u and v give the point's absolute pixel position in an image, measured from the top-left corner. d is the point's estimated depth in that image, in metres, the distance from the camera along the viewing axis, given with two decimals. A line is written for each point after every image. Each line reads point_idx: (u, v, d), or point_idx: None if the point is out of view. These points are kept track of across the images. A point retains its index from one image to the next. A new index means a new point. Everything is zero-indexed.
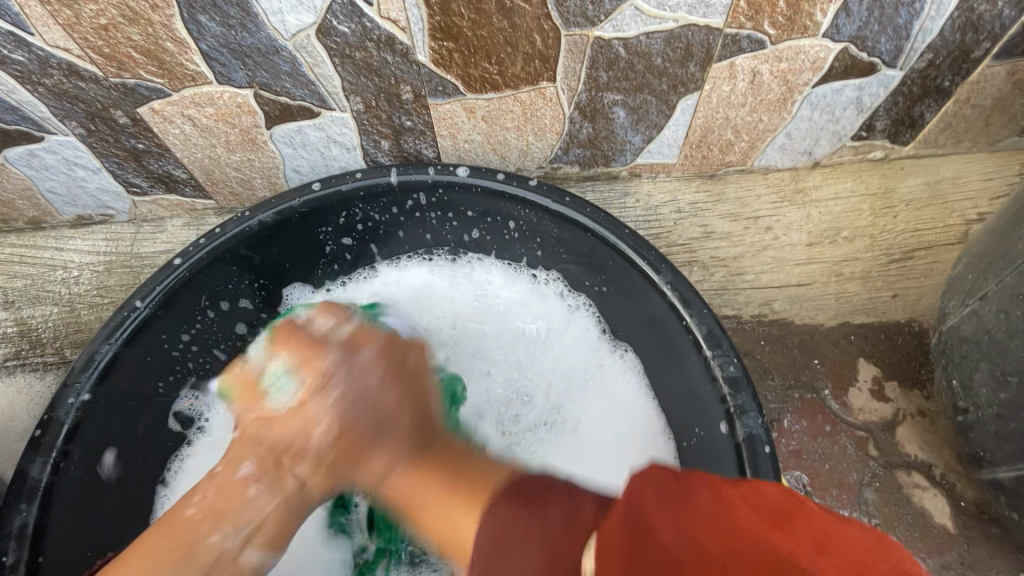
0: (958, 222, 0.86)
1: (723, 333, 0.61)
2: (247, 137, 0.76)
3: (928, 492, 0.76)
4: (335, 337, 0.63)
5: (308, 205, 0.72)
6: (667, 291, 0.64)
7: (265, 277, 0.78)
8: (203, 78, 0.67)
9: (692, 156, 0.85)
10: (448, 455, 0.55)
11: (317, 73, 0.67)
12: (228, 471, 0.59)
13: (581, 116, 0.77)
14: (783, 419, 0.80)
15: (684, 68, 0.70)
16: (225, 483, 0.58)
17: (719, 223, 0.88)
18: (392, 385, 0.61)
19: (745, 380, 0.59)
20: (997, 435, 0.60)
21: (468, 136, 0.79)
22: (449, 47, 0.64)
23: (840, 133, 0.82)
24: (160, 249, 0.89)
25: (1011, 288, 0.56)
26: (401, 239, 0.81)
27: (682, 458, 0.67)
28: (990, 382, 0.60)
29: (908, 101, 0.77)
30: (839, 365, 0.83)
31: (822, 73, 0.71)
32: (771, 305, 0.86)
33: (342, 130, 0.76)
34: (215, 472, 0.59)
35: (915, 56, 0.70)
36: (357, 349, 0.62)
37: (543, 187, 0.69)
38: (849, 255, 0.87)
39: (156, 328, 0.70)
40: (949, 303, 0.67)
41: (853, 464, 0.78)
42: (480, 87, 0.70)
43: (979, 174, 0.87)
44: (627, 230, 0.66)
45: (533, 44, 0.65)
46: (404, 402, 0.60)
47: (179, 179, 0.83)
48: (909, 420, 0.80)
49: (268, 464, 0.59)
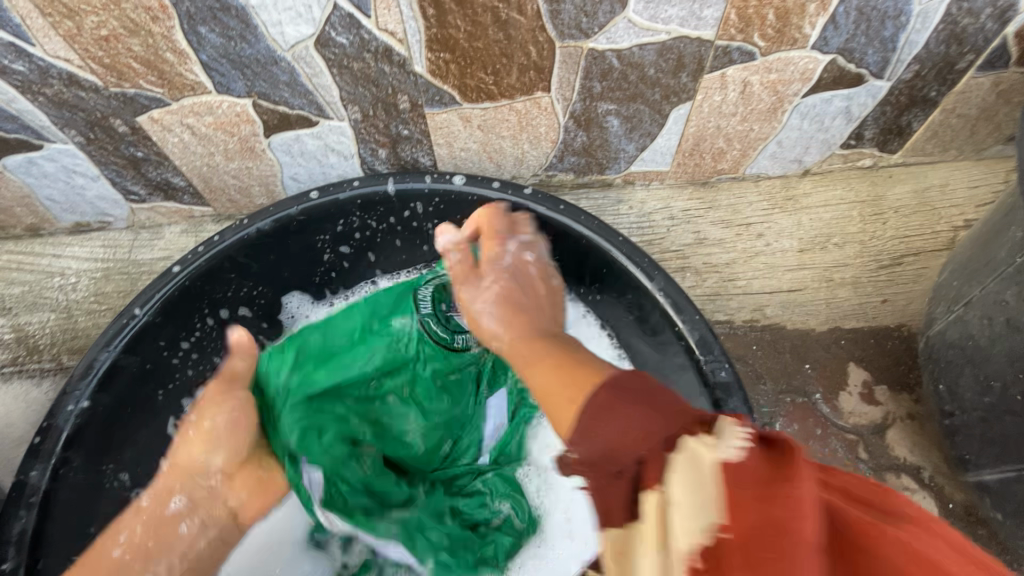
0: (946, 228, 0.88)
1: (715, 339, 0.62)
2: (245, 146, 0.77)
3: (916, 494, 0.78)
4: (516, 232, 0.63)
5: (305, 213, 0.73)
6: (659, 298, 0.65)
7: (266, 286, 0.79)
8: (202, 88, 0.67)
9: (685, 164, 0.87)
10: (569, 344, 0.50)
11: (315, 83, 0.68)
12: (156, 507, 0.59)
13: (575, 125, 0.78)
14: (775, 423, 0.82)
15: (676, 78, 0.71)
16: (154, 520, 0.59)
17: (711, 230, 0.90)
18: (527, 287, 0.58)
19: (736, 385, 0.60)
20: (983, 438, 0.62)
21: (464, 144, 0.80)
22: (446, 59, 0.66)
23: (829, 142, 0.84)
24: (158, 256, 0.90)
25: (995, 294, 0.58)
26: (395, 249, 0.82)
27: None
28: (976, 386, 0.61)
29: (895, 110, 0.79)
30: (830, 370, 0.84)
31: (811, 84, 0.73)
32: (763, 310, 0.87)
33: (339, 138, 0.77)
34: (142, 507, 0.60)
35: (902, 67, 0.71)
36: (525, 244, 0.62)
37: (538, 196, 0.70)
38: (839, 262, 0.89)
39: (153, 335, 0.70)
40: (936, 309, 0.68)
41: (844, 467, 0.79)
42: (476, 97, 0.72)
43: (966, 181, 0.89)
44: (620, 238, 0.67)
45: (528, 56, 0.66)
46: (551, 297, 0.59)
47: (177, 187, 0.84)
48: (898, 423, 0.81)
49: (198, 501, 0.61)
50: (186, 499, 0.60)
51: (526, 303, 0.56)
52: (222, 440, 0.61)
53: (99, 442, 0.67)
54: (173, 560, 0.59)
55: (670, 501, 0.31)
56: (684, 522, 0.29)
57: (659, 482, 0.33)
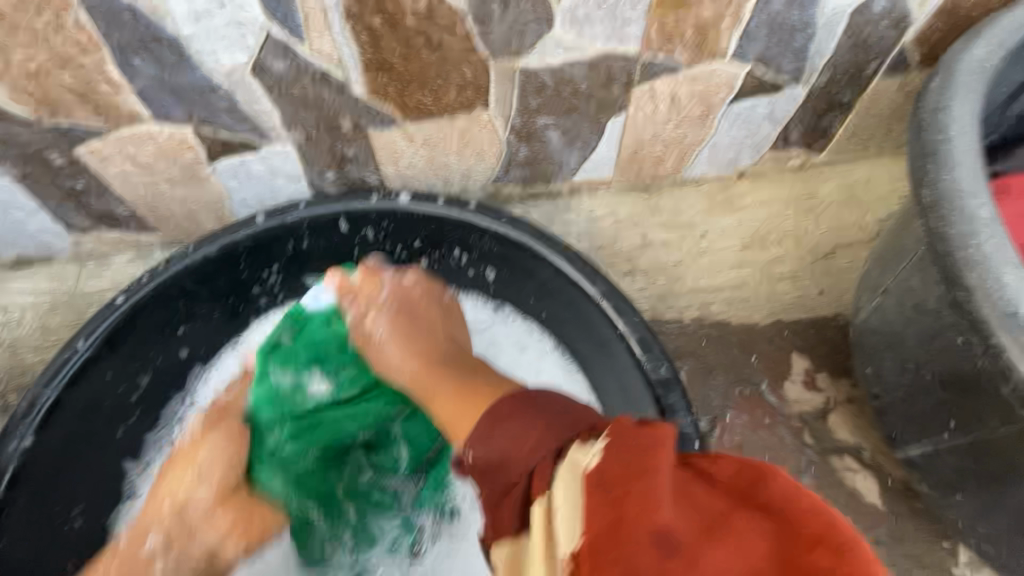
0: (872, 221, 0.93)
1: (652, 337, 0.66)
2: (189, 172, 0.77)
3: (859, 474, 0.82)
4: (389, 269, 0.72)
5: (253, 238, 0.74)
6: (601, 302, 0.69)
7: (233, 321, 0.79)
8: (141, 118, 0.68)
9: (627, 171, 0.90)
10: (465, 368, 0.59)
11: (255, 109, 0.69)
12: (133, 545, 0.64)
13: (517, 139, 0.80)
14: (725, 415, 0.85)
15: (608, 92, 0.74)
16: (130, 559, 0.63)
17: (657, 233, 0.93)
18: (424, 303, 0.69)
19: (675, 381, 0.64)
20: (905, 416, 0.66)
21: (410, 162, 0.82)
22: (383, 81, 0.67)
23: (759, 145, 0.89)
24: (106, 286, 0.89)
25: (905, 282, 0.62)
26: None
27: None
28: (895, 367, 0.65)
29: (815, 113, 0.84)
30: (775, 360, 0.88)
31: (734, 92, 0.77)
32: (710, 307, 0.91)
33: (285, 161, 0.78)
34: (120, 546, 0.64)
35: (815, 74, 0.76)
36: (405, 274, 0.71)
37: (483, 209, 0.74)
38: (778, 257, 0.93)
39: (101, 369, 0.70)
40: (860, 298, 0.72)
41: (791, 452, 0.83)
42: (416, 115, 0.74)
43: (887, 176, 0.95)
44: (560, 246, 0.71)
45: (464, 75, 0.68)
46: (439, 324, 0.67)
47: (122, 216, 0.83)
48: (839, 407, 0.86)
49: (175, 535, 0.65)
50: (162, 537, 0.65)
51: (417, 333, 0.65)
52: (207, 472, 0.68)
53: (48, 480, 0.67)
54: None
55: (557, 505, 0.36)
56: (567, 530, 0.34)
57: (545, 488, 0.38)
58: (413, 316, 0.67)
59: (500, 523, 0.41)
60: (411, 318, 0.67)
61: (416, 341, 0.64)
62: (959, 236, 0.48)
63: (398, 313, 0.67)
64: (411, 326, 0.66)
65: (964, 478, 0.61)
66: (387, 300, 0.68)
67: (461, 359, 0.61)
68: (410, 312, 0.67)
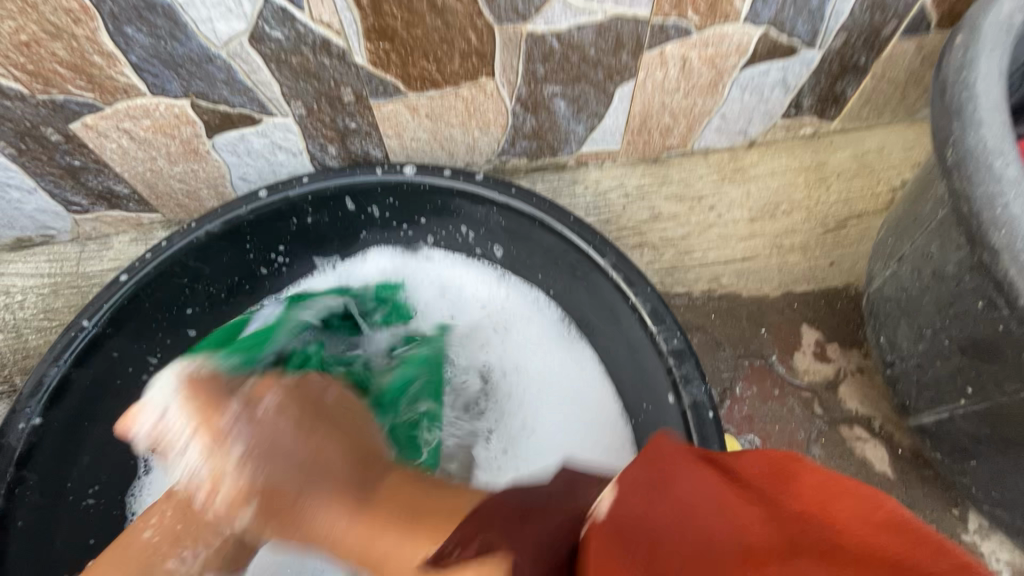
0: (884, 190, 0.92)
1: (666, 309, 0.64)
2: (188, 148, 0.75)
3: (868, 444, 0.82)
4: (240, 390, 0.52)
5: (255, 213, 0.72)
6: (613, 273, 0.66)
7: (246, 300, 0.82)
8: (136, 91, 0.66)
9: (635, 142, 0.88)
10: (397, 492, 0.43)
11: (254, 80, 0.67)
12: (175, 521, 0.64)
13: (523, 109, 0.78)
14: (734, 387, 0.85)
15: (617, 58, 0.72)
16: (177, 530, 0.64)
17: (665, 205, 0.92)
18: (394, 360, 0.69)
19: (689, 352, 0.62)
20: (919, 384, 0.65)
21: (414, 134, 0.80)
22: (386, 48, 0.65)
23: (770, 112, 0.87)
24: (107, 267, 0.87)
25: (922, 248, 0.61)
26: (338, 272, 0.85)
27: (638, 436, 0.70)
28: (910, 335, 0.64)
29: (829, 78, 0.81)
30: (785, 332, 0.88)
31: (747, 57, 0.75)
32: (719, 280, 0.90)
33: (286, 135, 0.76)
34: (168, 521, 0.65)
35: (831, 36, 0.74)
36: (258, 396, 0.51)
37: (490, 180, 0.71)
38: (788, 228, 0.92)
39: (107, 347, 0.69)
40: (874, 266, 0.71)
41: (801, 423, 0.83)
42: (420, 85, 0.71)
43: (901, 144, 0.93)
44: (572, 218, 0.69)
45: (468, 42, 0.66)
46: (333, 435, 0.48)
47: (121, 194, 0.81)
48: (849, 377, 0.85)
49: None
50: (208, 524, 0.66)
51: (299, 478, 0.45)
52: None
53: (57, 457, 0.66)
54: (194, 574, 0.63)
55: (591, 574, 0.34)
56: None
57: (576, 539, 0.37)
58: (284, 451, 0.47)
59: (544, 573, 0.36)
60: (325, 417, 0.50)
61: (292, 475, 0.45)
62: (983, 197, 0.47)
63: (288, 407, 0.50)
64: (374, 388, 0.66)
65: (978, 444, 0.60)
66: (272, 390, 0.51)
67: (384, 493, 0.43)
68: (392, 365, 0.69)
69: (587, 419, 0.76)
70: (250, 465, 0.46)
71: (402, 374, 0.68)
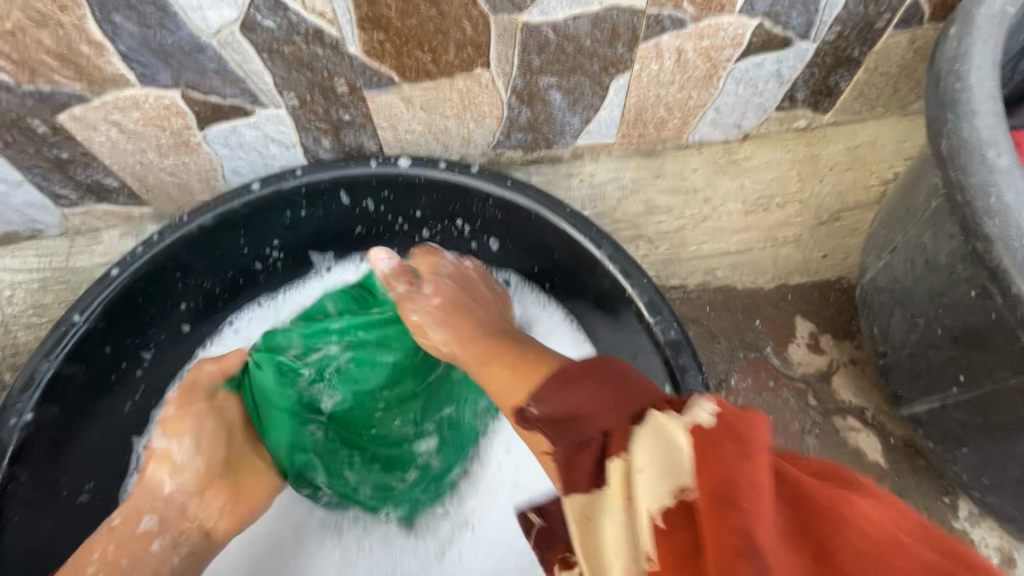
0: (877, 182, 0.93)
1: (662, 300, 0.64)
2: (179, 140, 0.74)
3: (862, 434, 0.83)
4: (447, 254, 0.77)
5: (249, 205, 0.71)
6: (608, 265, 0.66)
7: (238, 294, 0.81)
8: (125, 81, 0.64)
9: (630, 134, 0.88)
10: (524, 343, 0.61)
11: (246, 71, 0.66)
12: (128, 525, 0.64)
13: (518, 101, 0.78)
14: (730, 378, 0.85)
15: (613, 49, 0.72)
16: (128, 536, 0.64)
17: (660, 198, 0.92)
18: (474, 293, 0.73)
19: (685, 342, 0.62)
20: (912, 373, 0.66)
21: (408, 126, 0.79)
22: (380, 38, 0.64)
23: (765, 105, 0.87)
24: (97, 262, 0.86)
25: (916, 238, 0.62)
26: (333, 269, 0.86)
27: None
28: (903, 325, 0.65)
29: (823, 71, 0.82)
30: (779, 324, 0.88)
31: (742, 49, 0.75)
32: (714, 272, 0.90)
33: (278, 127, 0.75)
34: (114, 525, 0.64)
35: (825, 28, 0.74)
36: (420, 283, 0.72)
37: (485, 173, 0.71)
38: (782, 221, 0.92)
39: (99, 342, 0.67)
40: (867, 258, 0.72)
41: (795, 414, 0.84)
42: (415, 76, 0.71)
43: (893, 137, 0.93)
44: (567, 210, 0.68)
45: (463, 32, 0.66)
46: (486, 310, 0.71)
47: (110, 187, 0.80)
48: (842, 368, 0.86)
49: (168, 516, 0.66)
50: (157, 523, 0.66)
51: (481, 330, 0.65)
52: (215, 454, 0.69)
53: (50, 454, 0.65)
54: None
55: (638, 465, 0.37)
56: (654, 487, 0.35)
57: (622, 449, 0.38)
58: (460, 304, 0.70)
59: (573, 480, 0.40)
60: (467, 304, 0.70)
61: (463, 323, 0.66)
62: (977, 185, 0.47)
63: (451, 296, 0.70)
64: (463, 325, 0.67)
65: (969, 431, 0.61)
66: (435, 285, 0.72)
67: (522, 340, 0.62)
68: (465, 304, 0.70)
69: None
70: (447, 303, 0.69)
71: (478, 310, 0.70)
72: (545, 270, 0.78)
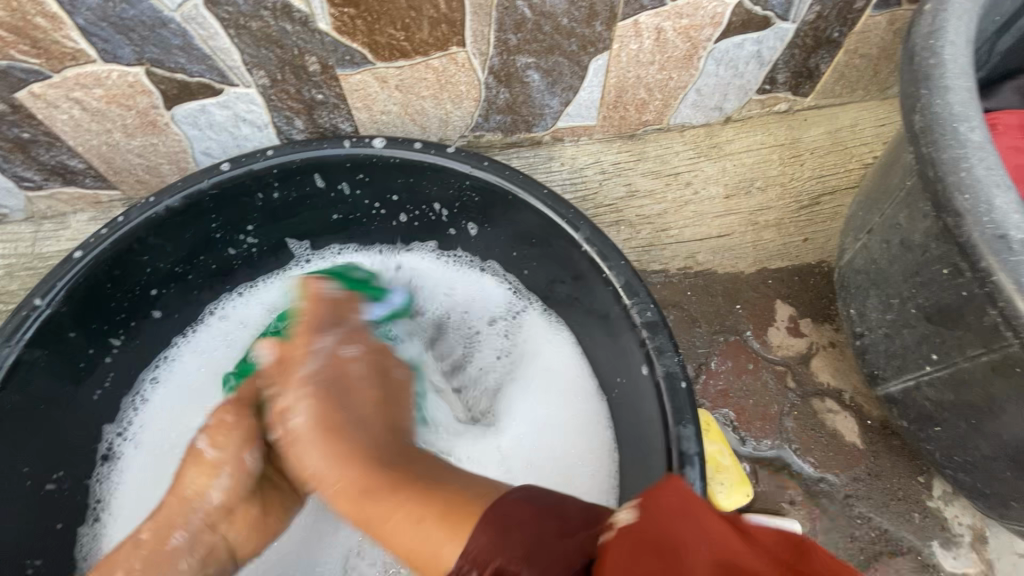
0: (857, 166, 0.92)
1: (638, 281, 0.63)
2: (145, 120, 0.72)
3: (839, 415, 0.83)
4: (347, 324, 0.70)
5: (218, 186, 0.69)
6: (586, 247, 0.66)
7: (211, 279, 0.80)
8: (85, 57, 0.62)
9: (611, 116, 0.87)
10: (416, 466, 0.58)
11: (212, 47, 0.64)
12: (157, 542, 0.63)
13: (496, 81, 0.77)
14: (710, 362, 0.86)
15: (590, 27, 0.71)
16: (154, 555, 0.62)
17: (642, 182, 0.91)
18: (348, 385, 0.65)
19: (662, 324, 0.62)
20: (887, 353, 0.66)
21: (384, 107, 0.78)
22: (350, 14, 0.63)
23: (745, 87, 0.87)
24: (65, 247, 0.84)
25: (891, 219, 0.62)
26: (312, 258, 0.85)
27: (618, 434, 0.70)
28: (879, 306, 0.65)
29: (803, 53, 0.81)
30: (759, 308, 0.88)
31: (721, 28, 0.74)
32: (695, 257, 0.90)
33: (249, 107, 0.74)
34: (141, 540, 0.62)
35: (805, 8, 0.73)
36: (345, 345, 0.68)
37: (461, 154, 0.69)
38: (763, 205, 0.92)
39: (63, 327, 0.66)
40: (846, 240, 0.72)
41: (774, 397, 0.84)
42: (388, 55, 0.69)
43: (873, 121, 0.93)
44: (544, 191, 0.67)
45: (437, 8, 0.64)
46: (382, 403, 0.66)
47: (76, 170, 0.78)
48: (822, 351, 0.87)
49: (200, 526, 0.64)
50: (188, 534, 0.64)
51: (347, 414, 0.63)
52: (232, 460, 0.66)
53: (14, 441, 0.64)
54: None
55: None
56: None
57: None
58: (343, 394, 0.64)
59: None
60: (338, 397, 0.64)
61: (330, 435, 0.61)
62: (949, 161, 0.47)
63: (327, 389, 0.64)
64: (339, 424, 0.62)
65: (942, 410, 0.61)
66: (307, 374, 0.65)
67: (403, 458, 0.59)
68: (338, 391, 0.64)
69: (575, 403, 0.75)
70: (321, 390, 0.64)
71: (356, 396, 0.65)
72: (523, 254, 0.77)
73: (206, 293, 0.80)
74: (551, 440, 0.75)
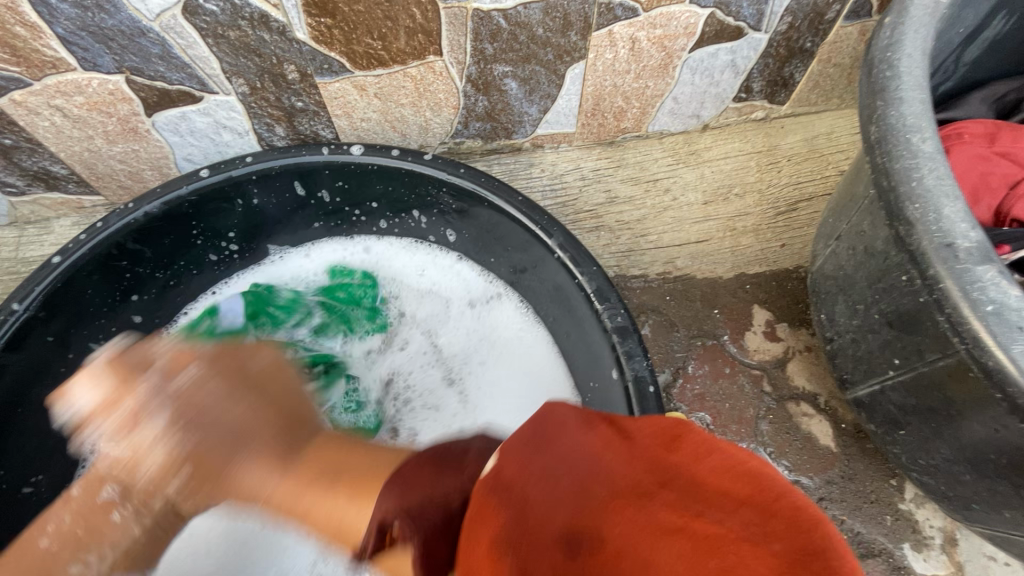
0: (833, 173, 0.94)
1: (610, 287, 0.64)
2: (127, 126, 0.73)
3: (814, 419, 0.84)
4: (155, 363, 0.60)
5: (197, 193, 0.69)
6: (559, 253, 0.67)
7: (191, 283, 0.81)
8: (66, 65, 0.63)
9: (590, 124, 0.89)
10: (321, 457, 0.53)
11: (191, 55, 0.65)
12: (86, 497, 0.61)
13: (474, 90, 0.78)
14: (687, 366, 0.87)
15: (566, 37, 0.72)
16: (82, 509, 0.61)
17: (621, 188, 0.93)
18: (214, 401, 0.58)
19: (632, 328, 0.63)
20: (855, 357, 0.67)
21: (364, 114, 0.79)
22: (327, 24, 0.64)
23: (722, 96, 0.88)
24: (48, 252, 0.85)
25: (857, 226, 0.63)
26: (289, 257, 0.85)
27: None
28: (847, 311, 0.66)
29: (777, 62, 0.83)
30: (737, 313, 0.89)
31: (695, 39, 0.76)
32: (674, 262, 0.91)
33: (230, 114, 0.75)
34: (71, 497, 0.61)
35: (776, 19, 0.75)
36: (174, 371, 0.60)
37: (438, 161, 0.70)
38: (741, 211, 0.93)
39: (39, 331, 0.66)
40: (818, 246, 0.73)
41: (750, 400, 0.85)
42: (367, 63, 0.70)
43: (849, 128, 0.95)
44: (519, 198, 0.68)
45: (413, 19, 0.65)
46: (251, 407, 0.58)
47: (58, 175, 0.78)
48: (797, 355, 0.88)
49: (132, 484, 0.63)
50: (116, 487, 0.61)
51: (227, 441, 0.56)
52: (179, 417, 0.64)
53: None
54: (106, 551, 0.61)
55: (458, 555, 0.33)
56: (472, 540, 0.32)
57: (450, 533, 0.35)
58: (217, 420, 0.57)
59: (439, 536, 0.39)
60: (229, 403, 0.59)
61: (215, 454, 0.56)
62: (901, 171, 0.48)
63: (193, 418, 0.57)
64: (221, 454, 0.56)
65: (906, 414, 0.63)
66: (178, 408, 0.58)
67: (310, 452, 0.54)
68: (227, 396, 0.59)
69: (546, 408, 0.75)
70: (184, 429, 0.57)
71: (242, 400, 0.59)
72: (499, 259, 0.78)
73: (187, 297, 0.81)
74: (506, 423, 0.76)
